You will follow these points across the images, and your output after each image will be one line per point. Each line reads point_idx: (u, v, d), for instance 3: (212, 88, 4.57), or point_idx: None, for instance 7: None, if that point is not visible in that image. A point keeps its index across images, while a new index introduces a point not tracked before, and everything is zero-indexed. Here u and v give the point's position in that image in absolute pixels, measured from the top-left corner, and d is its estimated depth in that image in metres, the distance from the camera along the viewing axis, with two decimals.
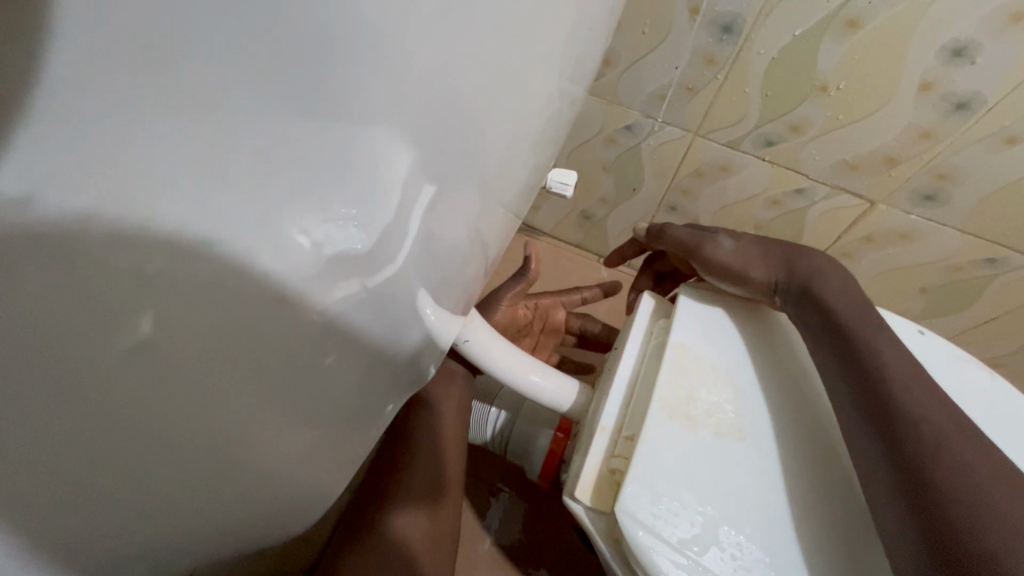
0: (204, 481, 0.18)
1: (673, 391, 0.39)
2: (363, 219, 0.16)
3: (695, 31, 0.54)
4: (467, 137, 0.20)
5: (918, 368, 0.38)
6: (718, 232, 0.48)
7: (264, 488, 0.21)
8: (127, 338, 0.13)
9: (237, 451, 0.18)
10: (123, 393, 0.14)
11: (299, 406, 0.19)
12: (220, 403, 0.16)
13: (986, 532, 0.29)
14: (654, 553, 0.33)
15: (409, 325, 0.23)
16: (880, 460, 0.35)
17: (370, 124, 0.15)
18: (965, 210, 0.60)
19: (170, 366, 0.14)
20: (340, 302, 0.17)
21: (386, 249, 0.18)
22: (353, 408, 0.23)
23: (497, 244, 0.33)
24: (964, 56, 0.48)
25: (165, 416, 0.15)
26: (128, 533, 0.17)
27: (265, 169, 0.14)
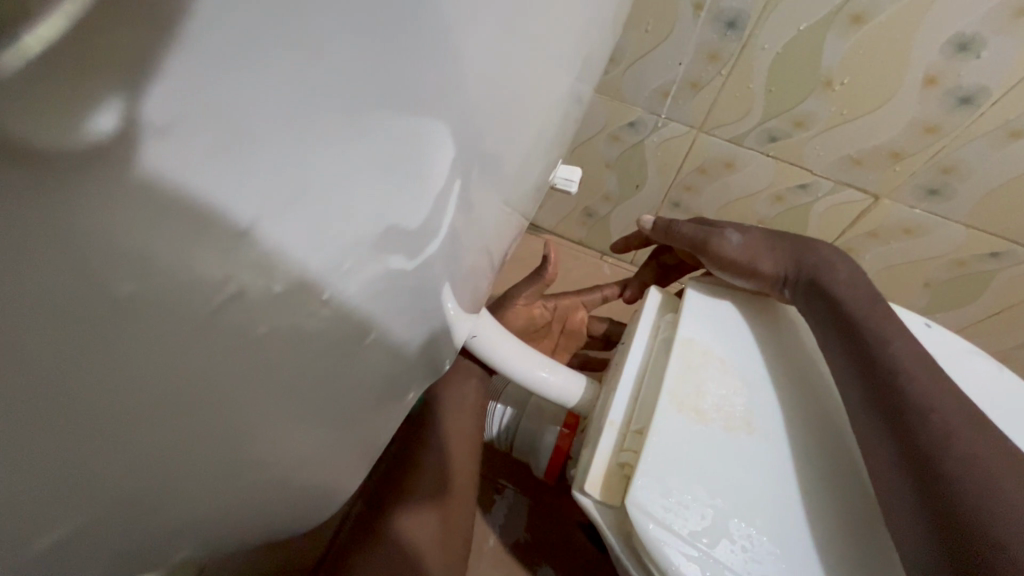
0: (227, 473, 0.18)
1: (683, 384, 0.39)
2: (410, 200, 0.16)
3: (699, 28, 0.54)
4: (493, 130, 0.20)
5: (928, 361, 0.38)
6: (722, 227, 0.48)
7: (281, 482, 0.21)
8: (182, 333, 0.12)
9: (261, 445, 0.18)
10: (186, 367, 0.13)
11: (331, 396, 0.19)
12: (254, 397, 0.16)
13: (997, 521, 0.29)
14: (665, 546, 0.33)
15: (432, 314, 0.23)
16: (889, 454, 0.35)
17: (425, 115, 0.15)
18: (970, 204, 0.60)
19: (212, 362, 0.14)
20: (374, 297, 0.17)
21: (417, 242, 0.18)
22: (373, 404, 0.23)
23: (509, 239, 0.34)
24: (968, 49, 0.48)
25: (211, 398, 0.15)
26: (147, 519, 0.17)
27: (344, 155, 0.13)
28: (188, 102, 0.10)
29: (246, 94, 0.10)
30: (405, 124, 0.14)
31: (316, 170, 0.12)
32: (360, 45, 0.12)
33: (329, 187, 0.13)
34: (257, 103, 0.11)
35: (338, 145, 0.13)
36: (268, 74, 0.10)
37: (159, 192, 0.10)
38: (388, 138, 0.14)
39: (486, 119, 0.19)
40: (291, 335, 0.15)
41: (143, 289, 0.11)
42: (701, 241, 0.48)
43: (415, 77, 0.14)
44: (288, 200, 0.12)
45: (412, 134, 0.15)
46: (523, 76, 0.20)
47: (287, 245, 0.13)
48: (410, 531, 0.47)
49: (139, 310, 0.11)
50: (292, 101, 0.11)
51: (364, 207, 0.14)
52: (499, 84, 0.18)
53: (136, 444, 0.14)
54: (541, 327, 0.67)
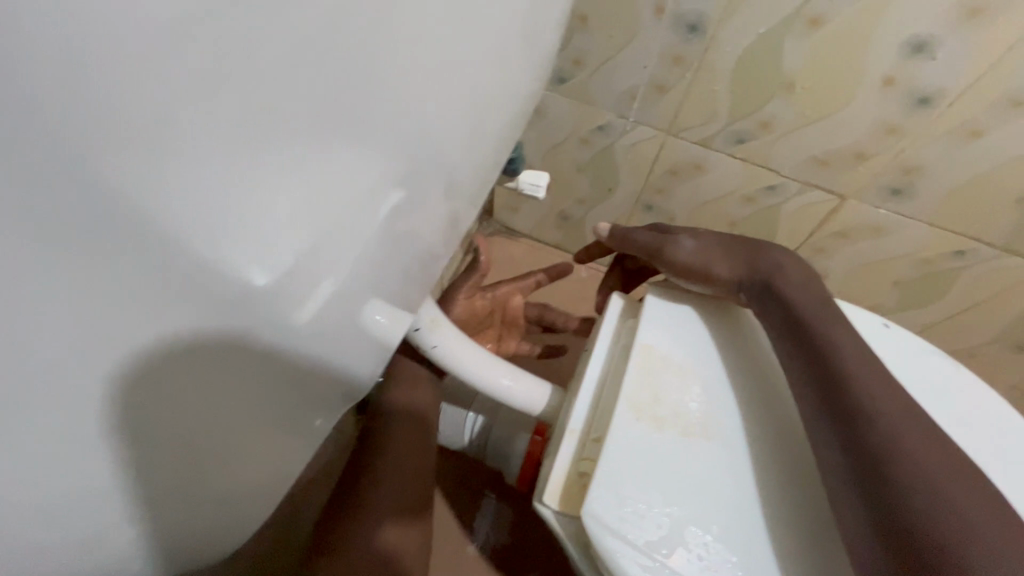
0: (157, 489, 0.19)
1: (638, 391, 0.39)
2: (252, 222, 0.17)
3: (662, 31, 0.54)
4: (358, 136, 0.20)
5: (875, 361, 0.38)
6: (675, 233, 0.47)
7: (217, 495, 0.22)
8: (69, 350, 0.14)
9: (182, 454, 0.19)
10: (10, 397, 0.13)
11: (216, 391, 0.19)
12: (155, 406, 0.17)
13: (943, 526, 0.30)
14: (620, 557, 0.33)
15: (324, 319, 0.23)
16: (838, 458, 0.35)
17: (282, 140, 0.17)
18: (933, 204, 0.61)
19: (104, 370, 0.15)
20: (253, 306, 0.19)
21: (278, 264, 0.19)
22: (286, 407, 0.24)
23: (448, 245, 0.33)
24: (924, 51, 0.49)
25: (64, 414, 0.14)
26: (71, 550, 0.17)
27: (173, 182, 0.14)
28: (22, 138, 0.11)
29: (79, 133, 0.12)
30: (257, 153, 0.16)
31: (165, 194, 0.14)
32: (181, 84, 0.13)
33: (179, 209, 0.15)
34: (89, 137, 0.12)
35: (183, 173, 0.14)
36: (93, 115, 0.12)
37: None
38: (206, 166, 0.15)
39: (346, 129, 0.19)
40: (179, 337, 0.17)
41: None
42: (656, 248, 0.47)
43: (253, 108, 0.15)
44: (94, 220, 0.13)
45: (269, 162, 0.17)
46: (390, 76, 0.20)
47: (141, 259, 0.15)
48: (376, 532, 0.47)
49: None
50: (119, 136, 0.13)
51: (223, 227, 0.16)
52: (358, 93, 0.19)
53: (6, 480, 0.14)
54: (484, 318, 0.68)
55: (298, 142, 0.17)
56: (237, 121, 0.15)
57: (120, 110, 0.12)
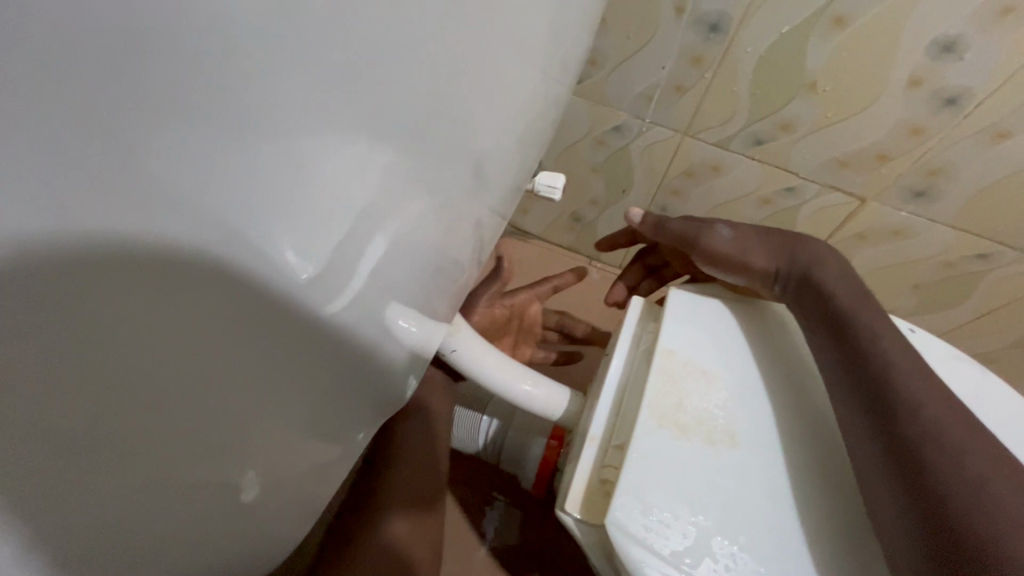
0: (177, 514, 0.17)
1: (662, 398, 0.38)
2: (345, 196, 0.17)
3: (682, 31, 0.54)
4: (409, 133, 0.19)
5: (917, 356, 0.37)
6: (711, 220, 0.47)
7: (247, 508, 0.21)
8: (188, 345, 0.14)
9: (213, 470, 0.18)
10: (121, 375, 0.13)
11: (293, 389, 0.19)
12: (175, 427, 0.15)
13: (985, 519, 0.29)
14: (646, 567, 0.32)
15: (384, 334, 0.22)
16: (871, 450, 0.35)
17: (295, 146, 0.15)
18: (957, 206, 0.60)
19: (111, 402, 0.13)
20: (283, 331, 0.17)
21: (359, 246, 0.18)
22: (331, 420, 0.23)
23: (480, 252, 0.33)
24: (952, 51, 0.48)
25: (164, 401, 0.15)
26: (160, 540, 0.17)
27: (271, 152, 0.14)
28: (148, 104, 0.11)
29: (204, 87, 0.12)
30: (246, 156, 0.14)
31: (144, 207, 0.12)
32: (116, 92, 0.11)
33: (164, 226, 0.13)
34: (60, 167, 0.10)
35: (270, 159, 0.14)
36: (40, 147, 0.10)
37: (44, 205, 0.10)
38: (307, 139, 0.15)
39: (360, 125, 0.16)
40: (207, 346, 0.15)
41: (71, 315, 0.12)
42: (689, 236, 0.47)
43: (201, 112, 0.12)
44: (206, 196, 0.13)
45: (257, 167, 0.14)
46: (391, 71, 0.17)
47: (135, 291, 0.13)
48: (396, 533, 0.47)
49: (78, 336, 0.12)
50: (80, 152, 0.11)
51: (222, 242, 0.14)
52: (353, 92, 0.16)
53: (115, 461, 0.14)
54: (501, 325, 0.68)
55: (292, 147, 0.15)
56: (195, 123, 0.12)
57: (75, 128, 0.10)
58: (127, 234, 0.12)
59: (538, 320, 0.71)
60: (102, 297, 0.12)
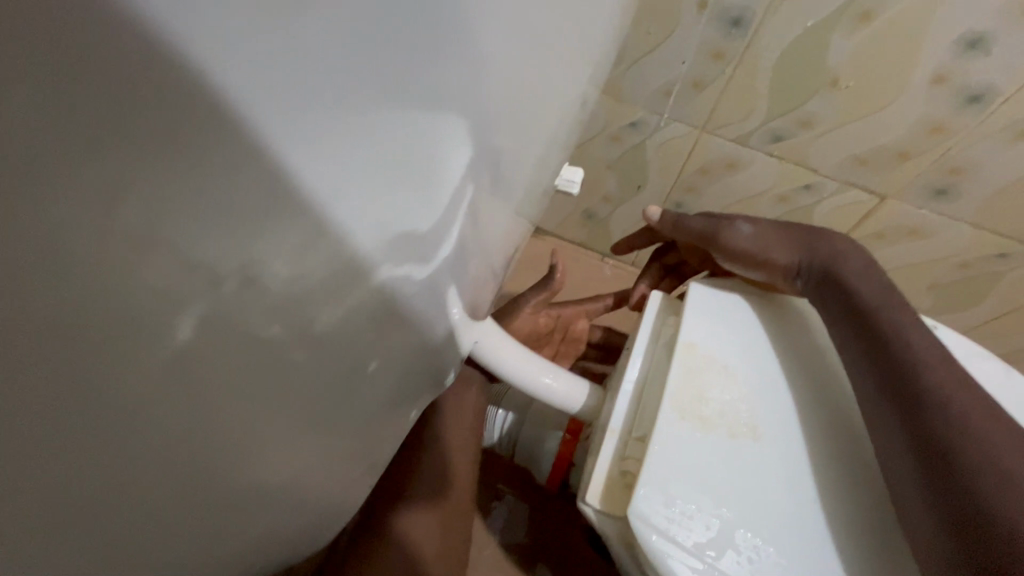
0: (209, 533, 0.16)
1: (684, 391, 0.38)
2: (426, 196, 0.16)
3: (703, 26, 0.53)
4: (489, 132, 0.18)
5: (943, 350, 0.37)
6: (731, 217, 0.47)
7: (290, 502, 0.20)
8: (245, 367, 0.12)
9: (249, 485, 0.16)
10: (160, 406, 0.11)
11: (340, 398, 0.18)
12: (205, 457, 0.13)
13: (1018, 516, 0.29)
14: (668, 558, 0.32)
15: (435, 323, 0.22)
16: (899, 447, 0.34)
17: (396, 141, 0.13)
18: (977, 205, 0.59)
19: (134, 447, 0.11)
20: (332, 338, 0.15)
21: (428, 248, 0.17)
22: (374, 410, 0.22)
23: (511, 245, 0.33)
24: (978, 47, 0.47)
25: (208, 426, 0.13)
26: (191, 551, 0.16)
27: (379, 149, 0.13)
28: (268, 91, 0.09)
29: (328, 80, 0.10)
30: (301, 152, 0.11)
31: (190, 234, 0.09)
32: (206, 84, 0.08)
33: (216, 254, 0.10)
34: (95, 200, 0.08)
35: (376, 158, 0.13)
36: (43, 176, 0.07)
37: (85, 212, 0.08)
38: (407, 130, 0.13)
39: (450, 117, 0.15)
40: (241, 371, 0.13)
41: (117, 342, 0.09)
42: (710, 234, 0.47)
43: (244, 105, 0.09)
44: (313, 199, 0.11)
45: (317, 168, 0.11)
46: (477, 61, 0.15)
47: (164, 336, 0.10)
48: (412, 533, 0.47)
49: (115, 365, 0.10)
50: (128, 171, 0.08)
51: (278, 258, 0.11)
52: (440, 81, 0.14)
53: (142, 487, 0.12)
54: (546, 335, 0.67)
55: (357, 138, 0.12)
56: (243, 114, 0.09)
57: (98, 147, 0.07)
58: (194, 256, 0.10)
59: (585, 334, 0.71)
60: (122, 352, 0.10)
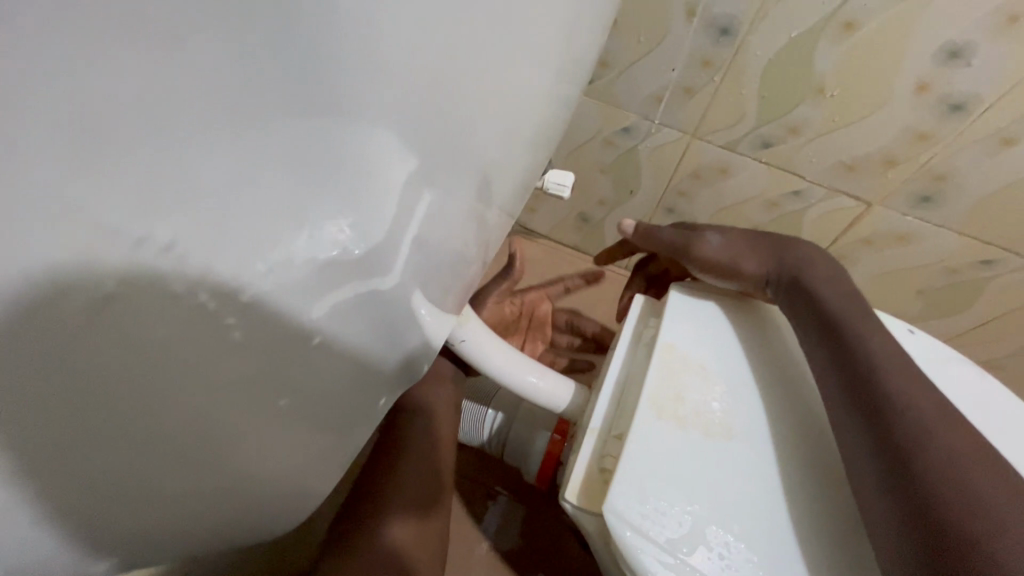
0: (177, 511, 0.19)
1: (661, 390, 0.39)
2: (356, 213, 0.19)
3: (692, 34, 0.54)
4: (432, 134, 0.20)
5: (904, 356, 0.38)
6: (702, 230, 0.48)
7: (250, 492, 0.22)
8: (202, 353, 0.16)
9: (211, 469, 0.19)
10: (125, 382, 0.15)
11: (295, 397, 0.21)
12: (153, 420, 0.16)
13: (973, 519, 0.29)
14: (642, 554, 0.33)
15: (396, 318, 0.24)
16: (862, 453, 0.35)
17: (315, 170, 0.17)
18: (962, 211, 0.60)
19: (82, 395, 0.14)
20: (255, 339, 0.18)
21: (373, 265, 0.20)
22: (343, 408, 0.24)
23: (489, 246, 0.34)
24: (960, 57, 0.48)
25: (168, 403, 0.16)
26: (161, 522, 0.19)
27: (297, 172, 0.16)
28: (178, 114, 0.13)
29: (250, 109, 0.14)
30: (185, 176, 0.14)
31: (106, 213, 0.13)
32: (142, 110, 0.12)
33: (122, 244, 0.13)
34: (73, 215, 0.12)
35: (291, 182, 0.16)
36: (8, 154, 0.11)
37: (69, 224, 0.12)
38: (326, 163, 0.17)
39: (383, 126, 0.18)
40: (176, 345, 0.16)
41: (98, 320, 0.14)
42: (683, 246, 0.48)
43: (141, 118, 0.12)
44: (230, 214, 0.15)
45: (207, 183, 0.14)
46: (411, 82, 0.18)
47: (96, 290, 0.13)
48: (398, 535, 0.47)
49: (87, 342, 0.14)
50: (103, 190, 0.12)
51: (176, 262, 0.15)
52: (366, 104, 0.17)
53: (116, 452, 0.16)
54: (512, 322, 0.71)
55: (243, 166, 0.15)
56: (140, 130, 0.12)
57: (46, 149, 0.11)
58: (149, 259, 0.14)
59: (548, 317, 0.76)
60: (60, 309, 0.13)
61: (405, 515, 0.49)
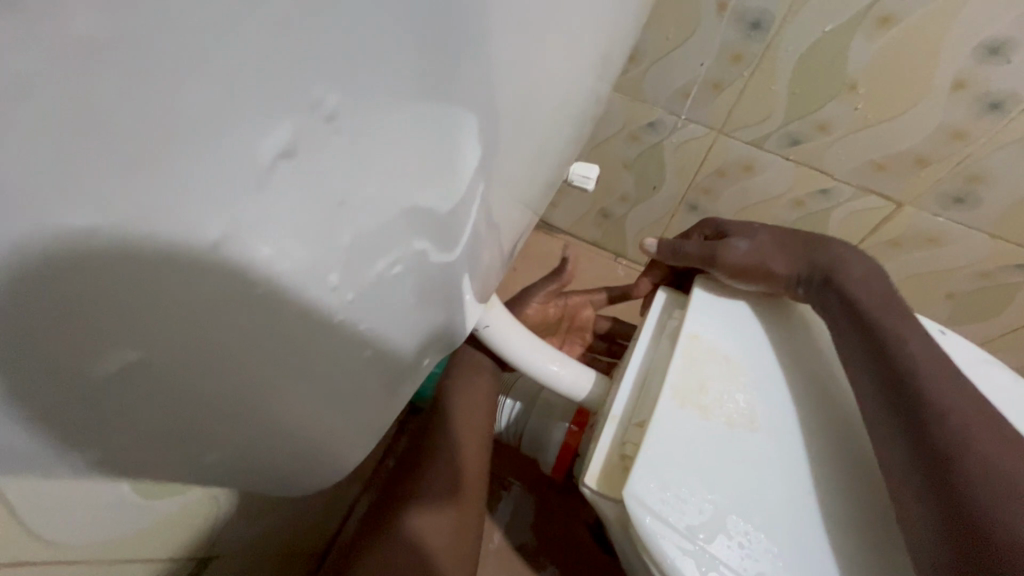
0: (209, 454, 0.18)
1: (685, 380, 0.39)
2: (438, 186, 0.17)
3: (724, 28, 0.54)
4: (512, 128, 0.20)
5: (943, 356, 0.38)
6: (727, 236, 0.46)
7: (294, 444, 0.21)
8: (278, 320, 0.14)
9: (254, 426, 0.18)
10: (200, 343, 0.13)
11: (350, 370, 0.20)
12: (213, 388, 0.15)
13: (1019, 526, 0.29)
14: (661, 537, 0.33)
15: (445, 292, 0.24)
16: (903, 455, 0.35)
17: (416, 140, 0.14)
18: (995, 214, 0.59)
19: (149, 346, 0.12)
20: (353, 268, 0.15)
21: (439, 234, 0.19)
22: (389, 379, 0.24)
23: (520, 233, 0.34)
24: (999, 54, 0.47)
25: (234, 366, 0.15)
26: (192, 462, 0.18)
27: (398, 145, 0.14)
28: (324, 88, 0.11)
29: (377, 86, 0.12)
30: (349, 87, 0.11)
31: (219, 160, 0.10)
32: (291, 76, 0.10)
33: (240, 174, 0.10)
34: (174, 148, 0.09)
35: (392, 161, 0.14)
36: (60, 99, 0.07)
37: (173, 164, 0.09)
38: (427, 130, 0.15)
39: (478, 106, 0.16)
40: (255, 312, 0.14)
41: (186, 269, 0.11)
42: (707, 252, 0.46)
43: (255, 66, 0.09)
44: (334, 190, 0.13)
45: (368, 84, 0.12)
46: (512, 70, 0.17)
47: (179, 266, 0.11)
48: (419, 524, 0.48)
49: (168, 294, 0.11)
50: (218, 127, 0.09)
51: (317, 149, 0.12)
52: (475, 86, 0.15)
53: (172, 404, 0.14)
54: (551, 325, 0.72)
55: (397, 90, 0.13)
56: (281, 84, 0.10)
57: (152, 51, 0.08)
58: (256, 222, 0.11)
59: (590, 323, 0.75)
60: (146, 262, 0.10)
61: (427, 506, 0.50)
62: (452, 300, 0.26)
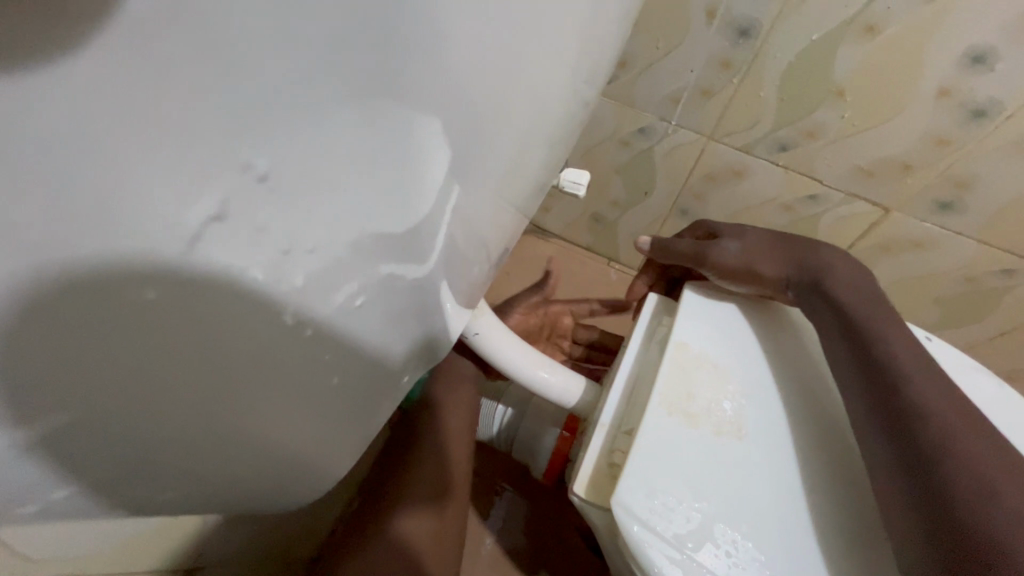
0: (175, 466, 0.18)
1: (672, 387, 0.39)
2: (403, 198, 0.17)
3: (712, 34, 0.54)
4: (487, 141, 0.20)
5: (926, 360, 0.38)
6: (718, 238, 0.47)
7: (267, 456, 0.21)
8: (230, 324, 0.14)
9: (220, 434, 0.18)
10: (147, 336, 0.13)
11: (320, 378, 0.20)
12: (174, 391, 0.15)
13: (997, 528, 0.29)
14: (648, 547, 0.33)
15: (424, 302, 0.24)
16: (886, 456, 0.35)
17: (375, 153, 0.14)
18: (981, 219, 0.59)
19: (94, 339, 0.12)
20: (307, 276, 0.15)
21: (412, 247, 0.19)
22: (369, 389, 0.24)
23: (506, 241, 0.35)
24: (982, 62, 0.48)
25: (188, 364, 0.15)
26: (158, 473, 0.18)
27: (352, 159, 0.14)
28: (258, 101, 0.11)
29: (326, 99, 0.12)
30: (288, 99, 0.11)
31: (133, 176, 0.10)
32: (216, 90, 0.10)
33: (169, 175, 0.11)
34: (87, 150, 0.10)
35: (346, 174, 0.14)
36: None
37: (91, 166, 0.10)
38: (383, 145, 0.14)
39: (445, 118, 0.16)
40: (208, 317, 0.14)
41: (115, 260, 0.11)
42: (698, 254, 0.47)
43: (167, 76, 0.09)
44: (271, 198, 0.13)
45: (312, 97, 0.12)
46: (483, 84, 0.17)
47: (113, 268, 0.11)
48: (409, 530, 0.48)
49: (104, 287, 0.12)
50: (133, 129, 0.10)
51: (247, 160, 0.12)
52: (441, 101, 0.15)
53: (125, 401, 0.14)
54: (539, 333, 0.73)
55: (346, 107, 0.12)
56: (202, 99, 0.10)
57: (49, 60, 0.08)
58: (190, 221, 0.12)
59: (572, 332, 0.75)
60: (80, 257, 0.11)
61: (416, 512, 0.49)
62: (435, 310, 0.26)
